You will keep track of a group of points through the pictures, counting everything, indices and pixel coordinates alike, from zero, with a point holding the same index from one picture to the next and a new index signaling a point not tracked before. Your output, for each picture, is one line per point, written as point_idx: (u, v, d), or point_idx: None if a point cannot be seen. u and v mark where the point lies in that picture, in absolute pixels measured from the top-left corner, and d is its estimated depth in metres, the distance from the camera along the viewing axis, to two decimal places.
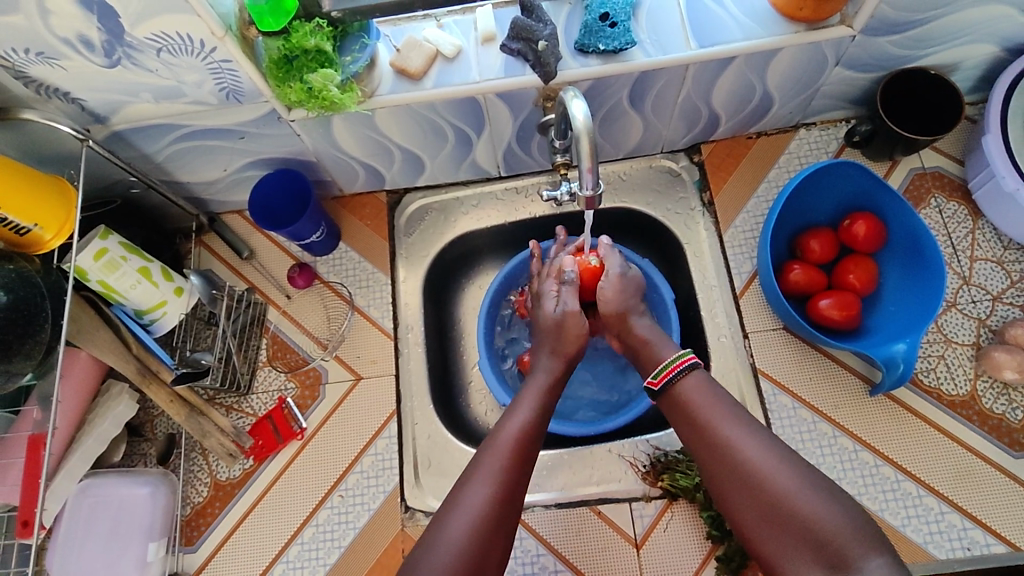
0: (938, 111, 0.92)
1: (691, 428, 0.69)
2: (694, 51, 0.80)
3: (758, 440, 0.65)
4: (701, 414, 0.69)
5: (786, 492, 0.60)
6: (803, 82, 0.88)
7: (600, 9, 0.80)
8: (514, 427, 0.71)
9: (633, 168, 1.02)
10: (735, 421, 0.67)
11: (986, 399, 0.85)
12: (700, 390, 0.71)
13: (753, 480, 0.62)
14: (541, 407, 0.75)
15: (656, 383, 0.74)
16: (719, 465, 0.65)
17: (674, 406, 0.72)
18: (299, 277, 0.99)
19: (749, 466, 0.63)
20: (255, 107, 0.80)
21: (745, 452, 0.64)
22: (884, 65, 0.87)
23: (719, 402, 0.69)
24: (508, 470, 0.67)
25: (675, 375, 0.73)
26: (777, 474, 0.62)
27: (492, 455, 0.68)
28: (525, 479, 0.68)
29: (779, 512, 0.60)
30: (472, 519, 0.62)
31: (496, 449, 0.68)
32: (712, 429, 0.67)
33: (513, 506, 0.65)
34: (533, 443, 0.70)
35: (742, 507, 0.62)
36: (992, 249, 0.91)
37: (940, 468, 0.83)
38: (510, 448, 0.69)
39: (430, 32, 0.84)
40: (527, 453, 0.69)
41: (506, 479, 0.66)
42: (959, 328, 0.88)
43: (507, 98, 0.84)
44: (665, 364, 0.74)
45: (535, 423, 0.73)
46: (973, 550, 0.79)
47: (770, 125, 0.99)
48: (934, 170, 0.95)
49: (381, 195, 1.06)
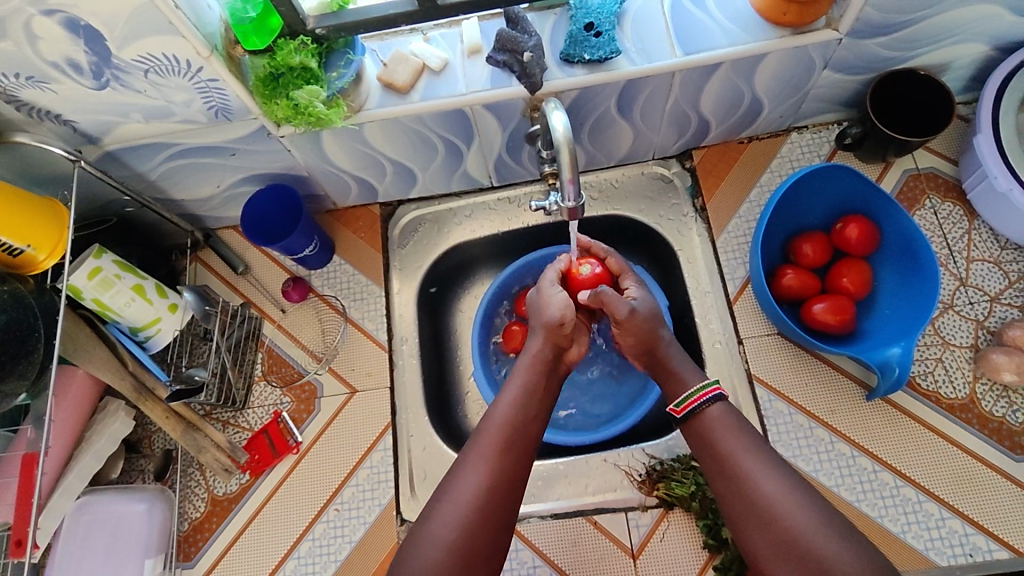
0: (928, 111, 0.91)
1: (710, 459, 0.68)
2: (680, 58, 0.80)
3: (777, 474, 0.65)
4: (721, 444, 0.68)
5: (805, 532, 0.61)
6: (793, 84, 0.88)
7: (585, 19, 0.81)
8: (503, 413, 0.72)
9: (626, 175, 1.02)
10: (755, 454, 0.67)
11: (985, 402, 0.84)
12: (723, 422, 0.69)
13: (771, 515, 0.62)
14: (532, 387, 0.75)
15: (679, 413, 0.72)
16: (736, 498, 0.65)
17: (695, 436, 0.71)
18: (294, 291, 0.99)
19: (768, 503, 0.63)
20: (245, 124, 0.81)
21: (764, 488, 0.64)
22: (872, 67, 0.87)
23: (739, 432, 0.68)
24: (494, 459, 0.68)
25: (697, 407, 0.71)
26: (796, 512, 0.62)
27: (479, 444, 0.69)
28: (517, 461, 0.69)
29: (797, 552, 0.60)
30: (460, 513, 0.65)
31: (482, 440, 0.70)
32: (730, 461, 0.67)
33: (507, 494, 0.67)
34: (520, 430, 0.71)
35: (759, 543, 0.63)
36: (989, 249, 0.90)
37: (939, 473, 0.82)
38: (497, 436, 0.70)
39: (416, 46, 0.84)
40: (516, 438, 0.70)
41: (497, 468, 0.67)
42: (956, 330, 0.87)
43: (494, 109, 0.84)
44: (689, 393, 0.73)
45: (525, 405, 0.73)
46: (976, 556, 0.78)
47: (762, 129, 0.99)
48: (928, 171, 0.95)
49: (374, 208, 1.06)
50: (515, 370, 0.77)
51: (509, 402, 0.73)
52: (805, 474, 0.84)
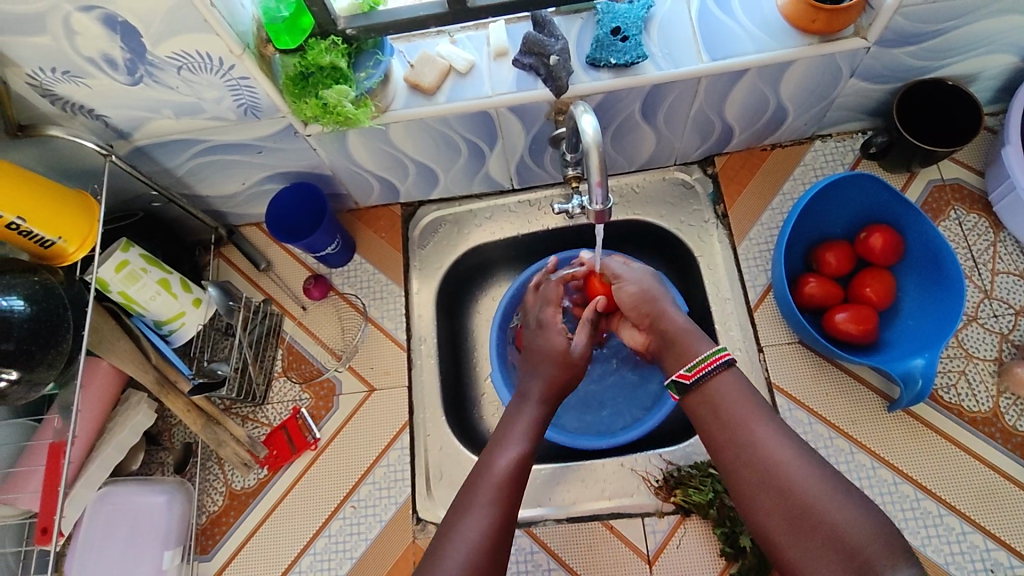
0: (955, 123, 0.90)
1: (719, 427, 0.69)
2: (706, 64, 0.80)
3: (787, 442, 0.65)
4: (732, 412, 0.68)
5: (816, 497, 0.60)
6: (818, 92, 0.88)
7: (611, 23, 0.81)
8: (507, 456, 0.73)
9: (647, 181, 1.03)
10: (766, 422, 0.67)
11: (1008, 416, 0.83)
12: (731, 390, 0.70)
13: (782, 480, 0.63)
14: (533, 432, 0.76)
15: (689, 377, 0.72)
16: (745, 465, 0.65)
17: (702, 403, 0.71)
18: (315, 289, 1.00)
19: (779, 468, 0.63)
20: (273, 122, 0.82)
21: (776, 453, 0.64)
22: (899, 76, 0.87)
23: (751, 399, 0.69)
24: (500, 502, 0.68)
25: (707, 373, 0.71)
26: (807, 478, 0.62)
27: (484, 484, 0.70)
28: (518, 506, 0.70)
29: (808, 517, 0.60)
30: (467, 556, 0.64)
31: (485, 488, 0.69)
32: (741, 427, 0.67)
33: (507, 538, 0.67)
34: (524, 473, 0.72)
35: (767, 510, 0.63)
36: (1014, 262, 0.89)
37: (961, 487, 0.81)
38: (502, 478, 0.70)
39: (443, 47, 0.85)
40: (517, 489, 0.70)
41: (502, 512, 0.68)
42: (980, 342, 0.86)
43: (519, 111, 0.85)
44: (700, 358, 0.72)
45: (529, 449, 0.74)
46: (998, 572, 0.77)
47: (785, 137, 0.98)
48: (953, 182, 0.94)
49: (396, 208, 1.07)
50: (515, 417, 0.78)
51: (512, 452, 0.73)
52: None
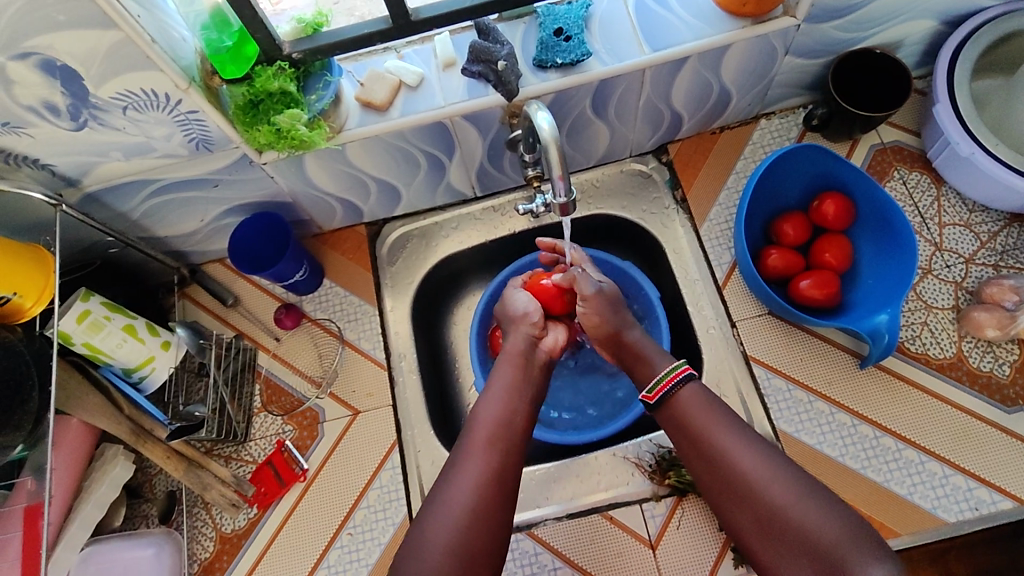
0: (885, 92, 0.95)
1: (684, 436, 0.71)
2: (648, 55, 0.83)
3: (752, 449, 0.68)
4: (695, 423, 0.71)
5: (785, 505, 0.63)
6: (756, 73, 0.91)
7: (553, 25, 0.84)
8: (489, 409, 0.75)
9: (606, 175, 1.06)
10: (733, 429, 0.70)
11: (972, 359, 0.87)
12: (696, 401, 0.72)
13: (751, 491, 0.65)
14: (514, 381, 0.78)
15: (652, 397, 0.74)
16: (715, 477, 0.68)
17: (671, 419, 0.73)
18: (287, 317, 0.99)
19: (746, 479, 0.66)
20: (225, 154, 0.81)
21: (741, 463, 0.67)
22: (830, 50, 0.90)
23: (714, 410, 0.71)
24: (483, 453, 0.71)
25: (670, 389, 0.73)
26: (774, 486, 0.64)
27: (467, 442, 0.72)
28: (508, 455, 0.72)
29: (778, 525, 0.63)
30: (455, 513, 0.67)
31: (471, 438, 0.72)
32: (707, 439, 0.69)
33: (499, 491, 0.69)
34: (508, 422, 0.74)
35: (738, 517, 0.66)
36: (959, 213, 0.94)
37: (938, 432, 0.84)
38: (484, 432, 0.73)
39: (391, 63, 0.86)
40: (503, 435, 0.73)
41: (488, 462, 0.70)
42: (937, 293, 0.90)
43: (473, 119, 0.86)
44: (660, 377, 0.75)
45: (510, 396, 0.76)
46: (981, 509, 0.80)
47: (732, 119, 1.02)
48: (893, 145, 0.98)
49: (360, 228, 1.07)
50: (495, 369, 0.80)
51: (496, 401, 0.76)
52: (809, 447, 0.85)
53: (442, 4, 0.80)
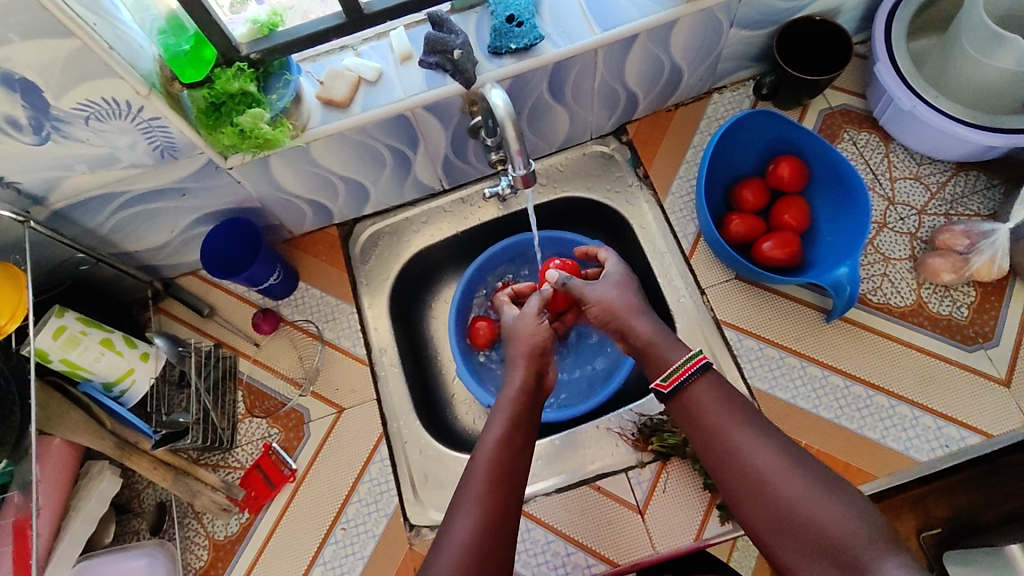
0: (827, 54, 0.99)
1: (695, 428, 0.67)
2: (599, 35, 0.86)
3: (768, 444, 0.63)
4: (708, 416, 0.66)
5: (799, 501, 0.59)
6: (704, 48, 0.95)
7: (505, 12, 0.86)
8: (490, 450, 0.69)
9: (569, 159, 1.09)
10: (746, 423, 0.65)
11: (932, 303, 0.90)
12: (708, 395, 0.68)
13: (766, 488, 0.61)
14: (516, 420, 0.72)
15: (666, 388, 0.69)
16: (727, 471, 0.64)
17: (683, 411, 0.69)
18: (264, 322, 0.99)
19: (760, 472, 0.62)
20: (191, 160, 0.82)
21: (755, 458, 0.62)
22: (772, 19, 0.94)
23: (727, 403, 0.67)
24: (484, 500, 0.65)
25: (684, 379, 0.68)
26: (790, 482, 0.60)
27: (467, 487, 0.66)
28: (510, 500, 0.66)
29: (794, 523, 0.59)
30: (454, 565, 0.60)
31: (471, 483, 0.66)
32: (718, 431, 0.65)
33: (500, 538, 0.63)
34: (510, 465, 0.68)
35: (753, 514, 0.62)
36: (908, 167, 0.98)
37: (904, 375, 0.87)
38: (486, 477, 0.66)
39: (349, 61, 0.87)
40: (506, 482, 0.67)
41: (490, 509, 0.64)
42: (894, 245, 0.94)
43: (434, 109, 0.88)
44: (675, 367, 0.70)
45: (513, 437, 0.70)
46: (952, 446, 0.83)
47: (685, 96, 1.06)
48: (841, 108, 1.02)
49: (332, 230, 1.08)
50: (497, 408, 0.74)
51: (495, 441, 0.70)
52: (784, 402, 0.88)
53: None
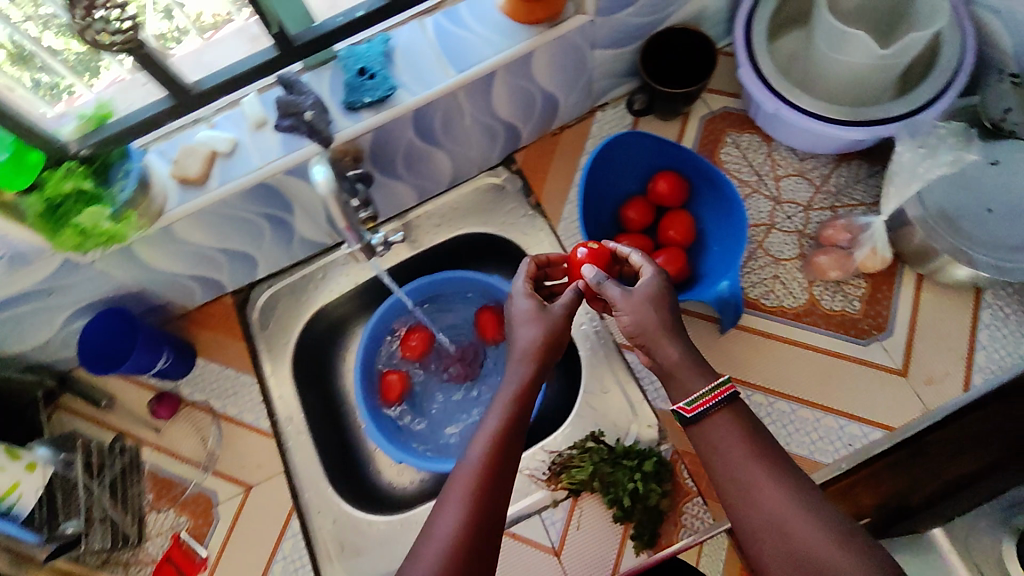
0: (692, 66, 0.98)
1: (715, 456, 0.60)
2: (454, 77, 0.84)
3: (790, 479, 0.57)
4: (729, 445, 0.60)
5: (814, 543, 0.52)
6: (571, 72, 0.93)
7: (356, 65, 0.83)
8: (483, 443, 0.63)
9: (461, 195, 1.06)
10: (766, 456, 0.59)
11: (824, 300, 0.90)
12: (733, 424, 0.61)
13: (782, 525, 0.54)
14: (514, 414, 0.66)
15: (689, 412, 0.63)
16: (743, 505, 0.57)
17: (701, 438, 0.62)
18: (161, 407, 0.97)
19: (775, 508, 0.55)
20: (45, 262, 0.79)
21: (770, 492, 0.56)
22: (635, 35, 0.92)
23: (749, 432, 0.60)
24: (471, 498, 0.59)
25: (710, 407, 0.62)
26: (806, 524, 0.53)
27: (453, 484, 0.61)
28: (500, 500, 0.60)
29: (808, 566, 0.52)
30: (437, 559, 0.55)
31: (458, 481, 0.61)
32: (738, 463, 0.59)
33: (487, 537, 0.58)
34: (503, 463, 0.62)
35: (766, 555, 0.55)
36: (791, 164, 0.97)
37: (803, 378, 0.87)
38: (473, 475, 0.61)
39: (202, 135, 0.84)
40: (494, 485, 0.60)
41: (477, 506, 0.59)
42: (783, 245, 0.93)
43: (298, 173, 0.85)
44: (703, 391, 0.63)
45: (509, 433, 0.64)
46: (854, 443, 0.84)
47: (568, 118, 1.04)
48: (721, 111, 1.02)
49: (227, 298, 1.04)
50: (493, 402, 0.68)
51: (487, 436, 0.64)
52: None
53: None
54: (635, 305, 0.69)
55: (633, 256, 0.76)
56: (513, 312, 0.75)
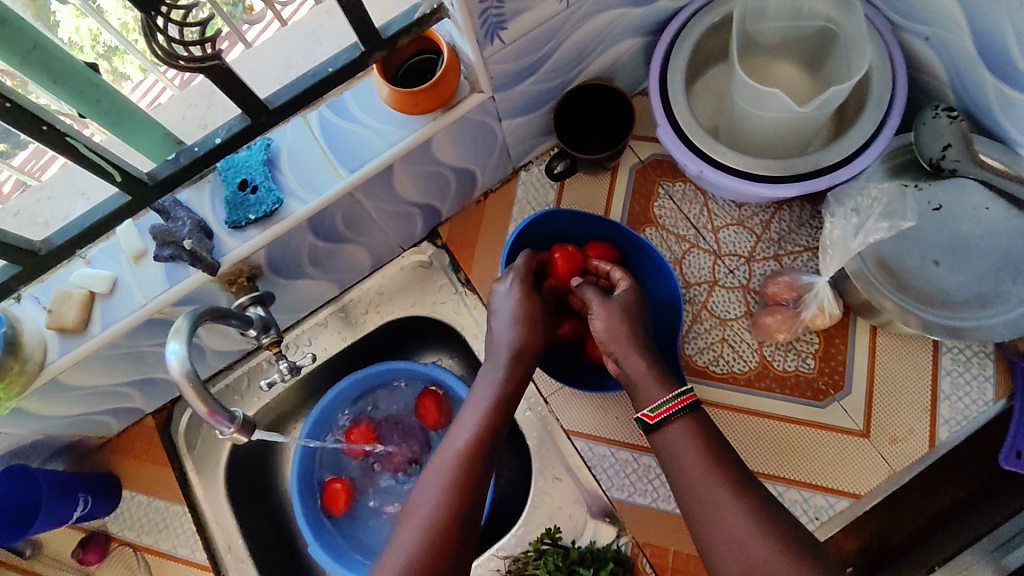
0: (611, 127, 0.91)
1: (678, 467, 0.65)
2: (346, 178, 0.76)
3: (744, 492, 0.62)
4: (690, 455, 0.65)
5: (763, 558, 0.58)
6: (481, 146, 0.85)
7: (235, 178, 0.76)
8: (464, 435, 0.68)
9: (385, 278, 0.98)
10: (726, 470, 0.63)
11: (776, 362, 0.84)
12: (694, 434, 0.66)
13: (736, 539, 0.59)
14: (495, 407, 0.70)
15: (654, 418, 0.68)
16: (701, 518, 0.62)
17: (666, 449, 0.67)
18: (89, 553, 0.91)
19: (732, 524, 0.60)
20: None
21: (726, 507, 0.61)
22: (544, 98, 0.85)
23: (711, 446, 0.65)
24: (448, 490, 0.65)
25: (675, 411, 0.67)
26: (760, 541, 0.58)
27: (434, 473, 0.67)
28: (476, 488, 0.66)
29: None
30: (416, 537, 0.62)
31: (439, 468, 0.67)
32: (699, 475, 0.63)
33: (464, 521, 0.64)
34: (481, 455, 0.67)
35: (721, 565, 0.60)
36: (729, 212, 0.91)
37: (762, 450, 0.81)
38: (453, 464, 0.66)
39: (76, 275, 0.76)
40: (472, 477, 0.66)
41: (453, 495, 0.64)
42: (727, 303, 0.87)
43: (189, 300, 0.78)
44: (667, 398, 0.68)
45: (488, 428, 0.69)
46: (822, 516, 0.79)
47: (490, 183, 0.96)
48: (652, 160, 0.94)
49: (148, 419, 0.97)
50: (476, 384, 0.72)
51: (471, 429, 0.68)
52: (648, 508, 0.83)
53: (72, 223, 0.65)
54: (610, 310, 0.74)
55: (612, 273, 0.79)
56: (499, 309, 0.76)
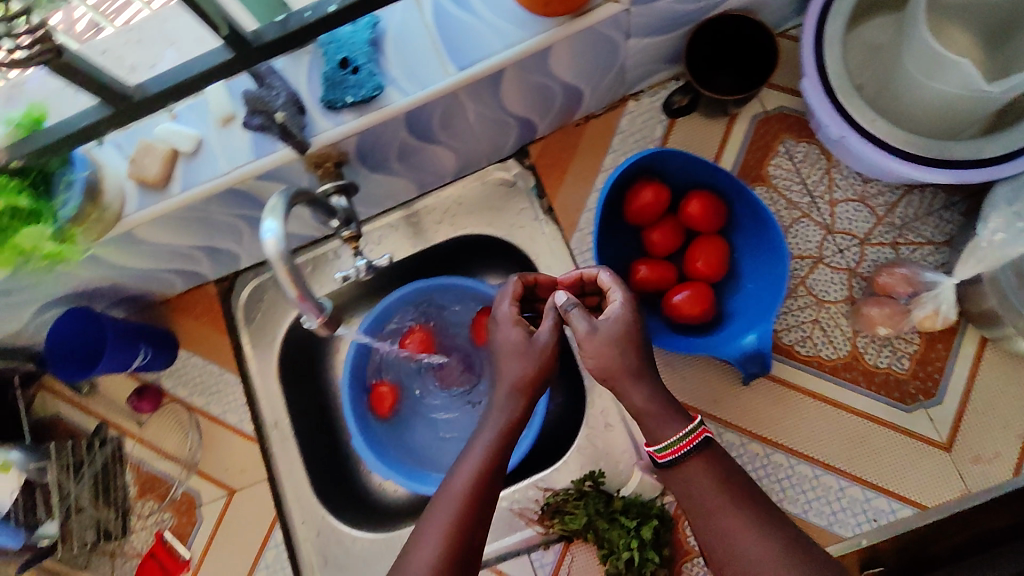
0: (745, 66, 0.82)
1: (693, 504, 0.56)
2: (454, 76, 0.70)
3: (770, 533, 0.53)
4: (704, 496, 0.56)
5: None
6: (598, 65, 0.78)
7: (337, 54, 0.70)
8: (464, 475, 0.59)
9: (466, 188, 0.93)
10: (745, 511, 0.54)
11: (868, 355, 0.78)
12: (705, 471, 0.57)
13: None
14: (497, 444, 0.60)
15: (662, 458, 0.58)
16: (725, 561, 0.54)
17: (678, 483, 0.58)
18: (143, 402, 0.93)
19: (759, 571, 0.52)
20: None
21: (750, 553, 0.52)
22: (679, 21, 0.76)
23: (732, 481, 0.56)
24: (451, 532, 0.55)
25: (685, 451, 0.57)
26: None
27: (432, 515, 0.57)
28: (480, 531, 0.57)
29: None
30: None
31: (439, 509, 0.57)
32: (714, 518, 0.55)
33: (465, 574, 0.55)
34: (485, 495, 0.58)
35: None
36: (852, 186, 0.83)
37: (832, 442, 0.77)
38: (455, 505, 0.57)
39: (161, 128, 0.72)
40: (476, 517, 0.57)
41: (455, 539, 0.55)
42: (829, 284, 0.81)
43: (273, 176, 0.74)
44: (675, 436, 0.57)
45: (488, 467, 0.59)
46: (880, 520, 0.75)
47: (595, 107, 0.89)
48: (778, 112, 0.85)
49: (210, 286, 0.96)
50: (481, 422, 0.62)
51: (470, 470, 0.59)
52: None
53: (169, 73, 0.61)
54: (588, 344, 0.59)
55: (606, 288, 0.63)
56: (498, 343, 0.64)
